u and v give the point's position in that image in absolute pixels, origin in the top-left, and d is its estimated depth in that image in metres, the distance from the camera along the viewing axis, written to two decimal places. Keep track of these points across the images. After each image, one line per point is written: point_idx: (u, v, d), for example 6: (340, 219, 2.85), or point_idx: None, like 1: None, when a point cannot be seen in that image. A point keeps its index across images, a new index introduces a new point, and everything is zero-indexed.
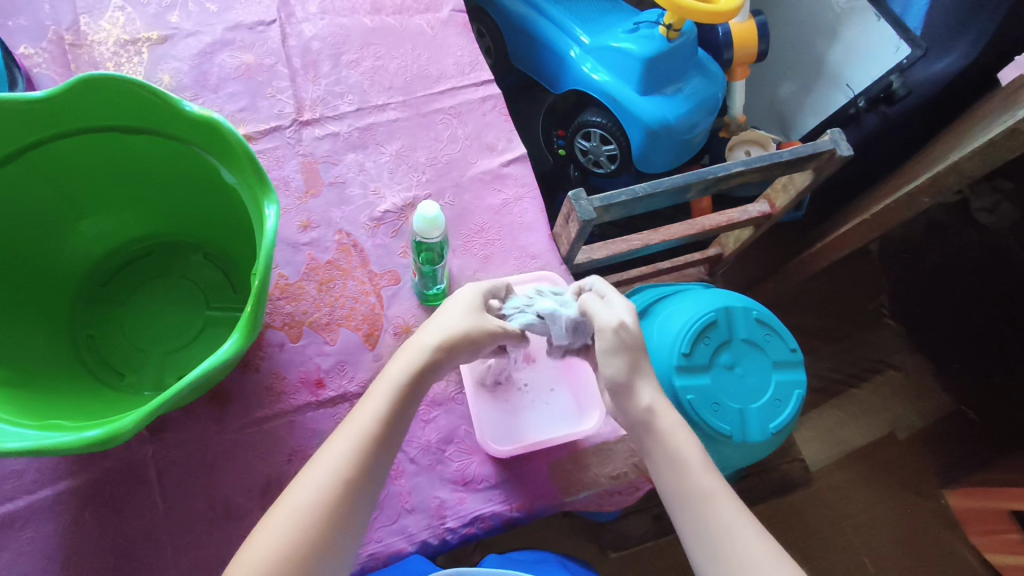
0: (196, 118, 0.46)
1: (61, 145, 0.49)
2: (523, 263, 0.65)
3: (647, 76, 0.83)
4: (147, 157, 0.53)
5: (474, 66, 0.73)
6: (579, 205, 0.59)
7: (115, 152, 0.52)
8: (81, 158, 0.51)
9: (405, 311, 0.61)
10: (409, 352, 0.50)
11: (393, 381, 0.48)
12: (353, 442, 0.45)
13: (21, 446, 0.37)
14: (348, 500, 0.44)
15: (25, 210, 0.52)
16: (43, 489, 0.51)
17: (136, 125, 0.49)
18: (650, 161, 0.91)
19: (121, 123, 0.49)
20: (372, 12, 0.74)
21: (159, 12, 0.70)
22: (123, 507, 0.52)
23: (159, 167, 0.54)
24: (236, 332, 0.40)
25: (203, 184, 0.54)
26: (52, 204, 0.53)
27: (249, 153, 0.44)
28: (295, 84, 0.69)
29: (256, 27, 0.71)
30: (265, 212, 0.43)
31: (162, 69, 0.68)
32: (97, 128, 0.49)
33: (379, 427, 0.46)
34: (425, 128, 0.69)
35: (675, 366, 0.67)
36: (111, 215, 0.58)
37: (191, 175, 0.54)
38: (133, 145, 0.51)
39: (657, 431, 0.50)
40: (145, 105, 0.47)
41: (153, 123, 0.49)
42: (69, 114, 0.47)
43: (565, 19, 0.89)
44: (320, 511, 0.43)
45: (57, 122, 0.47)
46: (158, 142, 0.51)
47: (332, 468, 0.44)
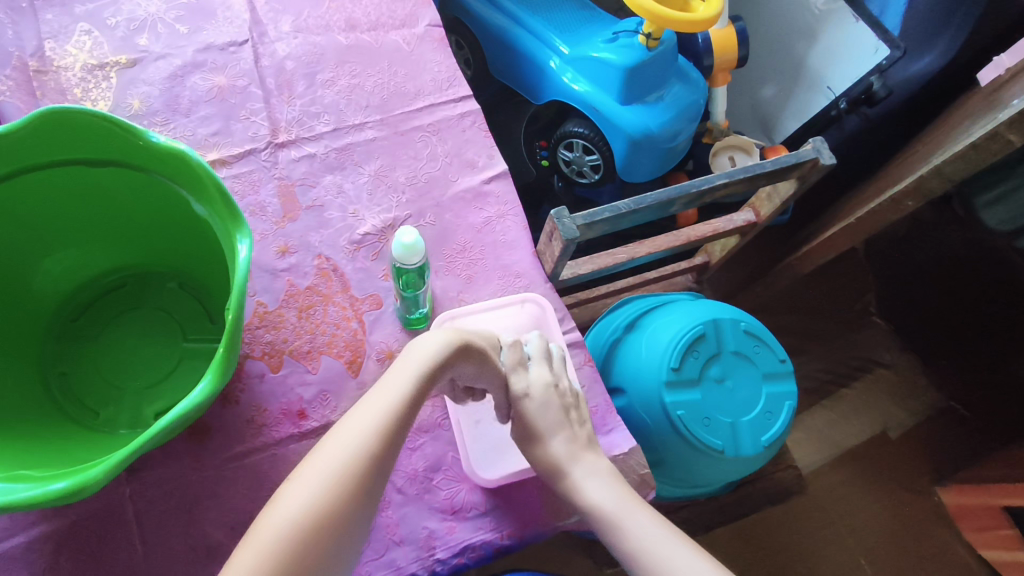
0: (163, 149, 0.44)
1: (26, 182, 0.48)
2: (506, 283, 0.63)
3: (627, 86, 0.82)
4: (114, 189, 0.51)
5: (453, 81, 0.72)
6: (562, 224, 0.58)
7: (81, 184, 0.50)
8: (46, 195, 0.50)
9: (389, 337, 0.60)
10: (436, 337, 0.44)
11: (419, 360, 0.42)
12: (379, 415, 0.39)
13: None
14: (365, 483, 0.37)
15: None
16: (15, 537, 0.49)
17: (104, 160, 0.48)
18: (633, 172, 0.90)
19: (86, 157, 0.47)
20: (347, 29, 0.73)
21: (128, 35, 0.69)
22: (100, 551, 0.50)
23: (129, 200, 0.52)
24: (210, 375, 0.39)
25: (176, 217, 0.53)
26: (17, 242, 0.52)
27: (221, 189, 0.44)
28: (270, 105, 0.68)
29: (228, 48, 0.69)
30: (239, 247, 0.42)
31: (131, 93, 0.66)
32: (62, 164, 0.48)
33: (402, 416, 0.40)
34: (404, 146, 0.68)
35: (664, 382, 0.66)
36: (76, 249, 0.56)
37: (160, 206, 0.52)
38: (100, 178, 0.50)
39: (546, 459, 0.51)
40: (111, 140, 0.45)
41: (118, 156, 0.47)
42: (32, 154, 0.46)
43: (543, 29, 0.88)
44: (334, 488, 0.36)
45: (18, 160, 0.45)
46: (126, 175, 0.49)
47: (341, 439, 0.38)
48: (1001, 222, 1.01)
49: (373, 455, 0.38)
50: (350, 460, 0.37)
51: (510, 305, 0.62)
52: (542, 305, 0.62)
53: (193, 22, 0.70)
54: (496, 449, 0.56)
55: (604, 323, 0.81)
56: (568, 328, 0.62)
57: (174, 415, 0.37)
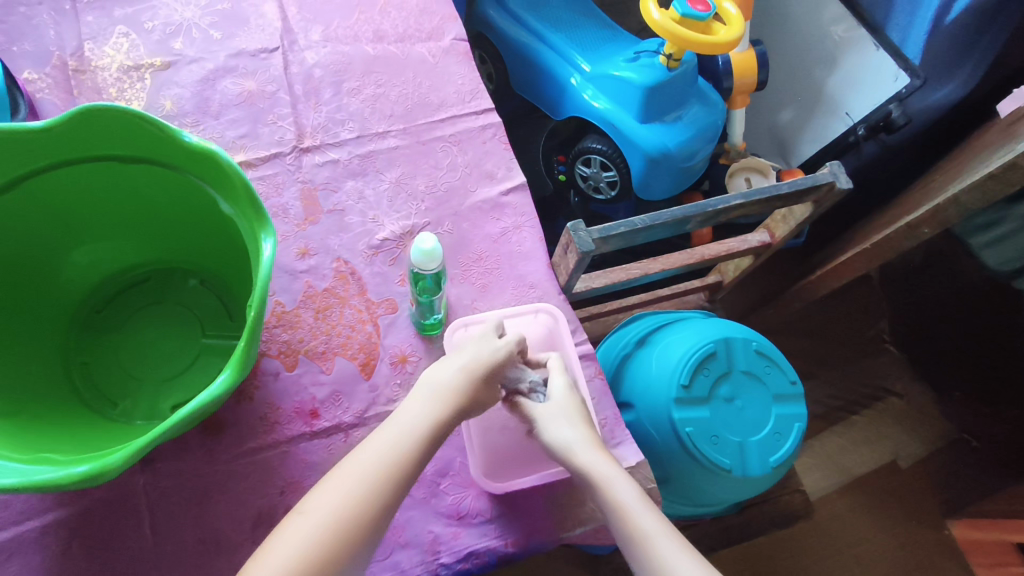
0: (194, 148, 0.46)
1: (63, 174, 0.49)
2: (521, 293, 0.64)
3: (647, 105, 0.83)
4: (144, 187, 0.53)
5: (475, 94, 0.73)
6: (577, 236, 0.58)
7: (112, 180, 0.52)
8: (78, 188, 0.51)
9: (402, 341, 0.61)
10: (435, 394, 0.51)
11: (423, 417, 0.49)
12: (377, 467, 0.45)
13: (9, 482, 0.37)
14: (368, 522, 0.43)
15: (27, 236, 0.52)
16: (31, 521, 0.50)
17: (136, 158, 0.49)
18: (650, 190, 0.90)
19: (119, 153, 0.49)
20: (374, 40, 0.74)
21: (163, 38, 0.71)
22: (111, 539, 0.51)
23: (157, 196, 0.54)
24: (230, 367, 0.40)
25: (203, 215, 0.54)
26: (51, 231, 0.54)
27: (249, 190, 0.45)
28: (296, 111, 0.69)
29: (258, 54, 0.71)
30: (263, 246, 0.43)
31: (164, 95, 0.68)
32: (96, 159, 0.49)
33: (403, 465, 0.46)
34: (425, 155, 0.69)
35: (673, 399, 0.66)
36: (105, 241, 0.58)
37: (187, 203, 0.54)
38: (131, 174, 0.51)
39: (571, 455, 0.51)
40: (144, 138, 0.47)
41: (151, 153, 0.49)
42: (68, 147, 0.47)
43: (565, 45, 0.89)
44: (332, 528, 0.42)
45: (56, 152, 0.47)
46: (156, 172, 0.51)
47: (348, 482, 0.44)
48: (1003, 262, 0.95)
49: (380, 497, 0.44)
50: (349, 504, 0.43)
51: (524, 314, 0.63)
52: (554, 315, 0.63)
53: (226, 28, 0.72)
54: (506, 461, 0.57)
55: (616, 337, 0.82)
56: (580, 339, 0.63)
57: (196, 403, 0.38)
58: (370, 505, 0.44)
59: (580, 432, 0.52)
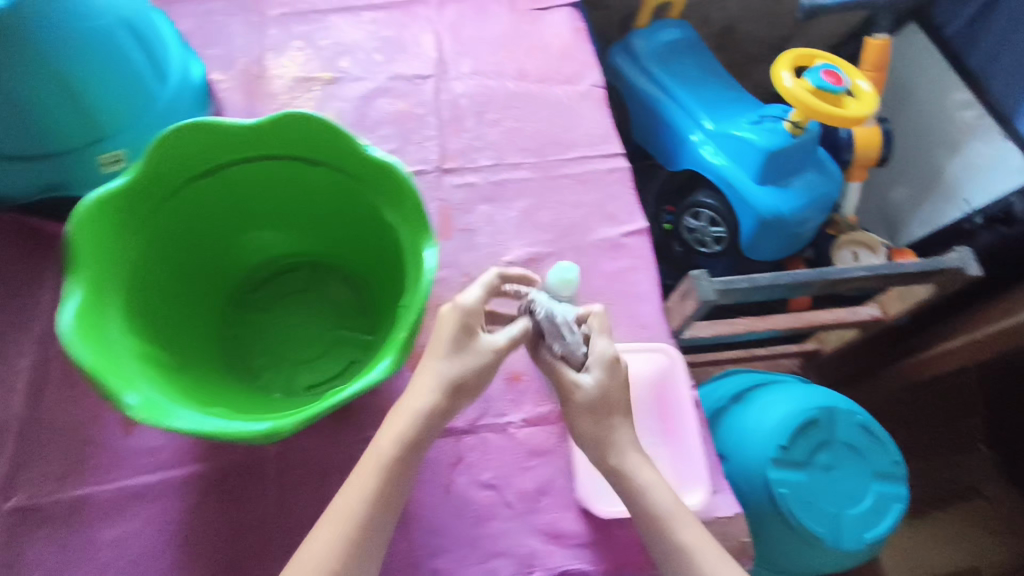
0: (375, 161, 0.52)
1: (254, 165, 0.56)
2: (632, 330, 0.67)
3: (766, 167, 0.85)
4: (316, 187, 0.58)
5: (606, 139, 0.76)
6: (699, 284, 0.60)
7: (291, 176, 0.57)
8: (263, 181, 0.58)
9: (520, 361, 0.65)
10: (412, 401, 0.49)
11: (402, 430, 0.48)
12: (370, 483, 0.47)
13: (192, 427, 0.41)
14: (369, 533, 0.46)
15: (209, 215, 0.58)
16: (174, 469, 0.58)
17: (318, 160, 0.55)
18: (756, 250, 0.90)
19: (306, 156, 0.55)
20: (517, 78, 0.79)
21: (332, 57, 0.78)
22: (239, 497, 0.57)
23: (326, 198, 0.59)
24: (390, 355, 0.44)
25: (359, 219, 0.59)
26: (231, 215, 0.60)
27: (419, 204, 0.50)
28: (442, 134, 0.75)
29: (413, 79, 0.77)
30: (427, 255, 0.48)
31: (328, 107, 0.75)
32: (285, 158, 0.56)
33: (386, 480, 0.47)
34: (552, 191, 0.72)
35: (771, 458, 0.66)
36: (273, 233, 0.64)
37: (352, 208, 0.59)
38: (309, 175, 0.57)
39: (631, 481, 0.51)
40: (332, 145, 0.53)
41: (333, 160, 0.54)
42: (267, 141, 0.53)
43: (690, 102, 0.92)
44: (346, 538, 0.45)
45: (256, 144, 0.53)
46: (331, 176, 0.56)
47: (358, 495, 0.46)
48: None
49: (370, 513, 0.46)
50: (355, 517, 0.46)
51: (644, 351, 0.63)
52: (670, 355, 0.61)
53: (388, 53, 0.79)
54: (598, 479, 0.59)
55: (709, 388, 0.82)
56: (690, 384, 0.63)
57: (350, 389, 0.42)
58: (370, 517, 0.46)
59: (620, 436, 0.52)
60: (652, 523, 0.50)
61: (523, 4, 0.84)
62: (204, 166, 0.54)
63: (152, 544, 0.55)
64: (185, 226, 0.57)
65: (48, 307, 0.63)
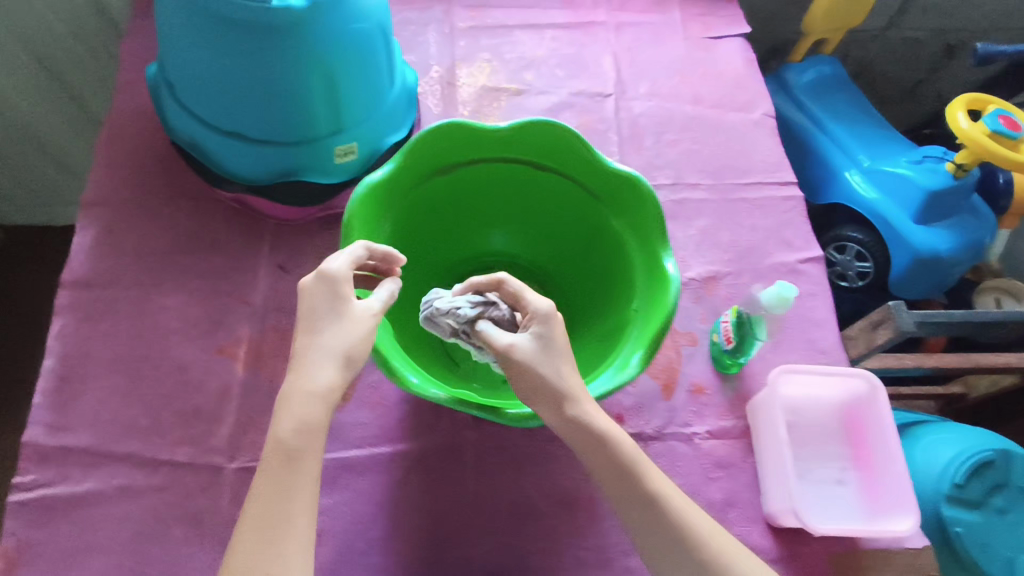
0: (613, 173, 0.57)
1: (489, 169, 0.61)
2: (812, 355, 0.68)
3: (926, 208, 0.86)
4: (532, 193, 0.64)
5: (780, 166, 0.79)
6: (899, 316, 0.62)
7: (512, 182, 0.63)
8: (495, 184, 0.63)
9: (700, 373, 0.66)
10: (306, 367, 0.44)
11: (302, 403, 0.43)
12: (293, 460, 0.42)
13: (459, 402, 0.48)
14: (305, 519, 0.41)
15: (433, 214, 0.63)
16: (381, 445, 0.61)
17: (546, 166, 0.60)
18: (905, 289, 0.90)
19: (545, 164, 0.60)
20: (693, 102, 0.82)
21: (518, 70, 0.82)
22: (442, 480, 0.59)
23: (550, 207, 0.64)
24: (640, 350, 0.50)
25: (568, 224, 0.64)
26: (459, 218, 0.65)
27: (657, 210, 0.56)
28: (622, 151, 0.78)
29: (595, 97, 0.81)
30: (668, 261, 0.53)
31: (515, 116, 0.79)
32: (525, 164, 0.61)
33: (303, 463, 0.42)
34: (731, 214, 0.75)
35: (945, 495, 0.66)
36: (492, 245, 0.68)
37: (575, 219, 0.63)
38: (541, 182, 0.62)
39: (606, 441, 0.47)
40: (567, 152, 0.59)
41: (571, 169, 0.60)
42: (510, 146, 0.59)
43: (845, 138, 0.94)
44: (284, 522, 0.40)
45: (500, 147, 0.59)
46: (555, 183, 0.62)
47: (287, 471, 0.41)
48: None
49: (304, 497, 0.41)
50: (292, 499, 0.41)
51: (837, 376, 0.61)
52: (874, 386, 0.60)
53: (570, 70, 0.83)
54: (806, 497, 0.58)
55: None
56: None
57: (601, 383, 0.49)
58: (296, 498, 0.41)
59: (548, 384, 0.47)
60: (625, 473, 0.47)
61: (696, 32, 0.87)
62: (454, 161, 0.59)
63: (361, 515, 0.58)
64: (416, 220, 0.61)
65: (263, 283, 0.67)
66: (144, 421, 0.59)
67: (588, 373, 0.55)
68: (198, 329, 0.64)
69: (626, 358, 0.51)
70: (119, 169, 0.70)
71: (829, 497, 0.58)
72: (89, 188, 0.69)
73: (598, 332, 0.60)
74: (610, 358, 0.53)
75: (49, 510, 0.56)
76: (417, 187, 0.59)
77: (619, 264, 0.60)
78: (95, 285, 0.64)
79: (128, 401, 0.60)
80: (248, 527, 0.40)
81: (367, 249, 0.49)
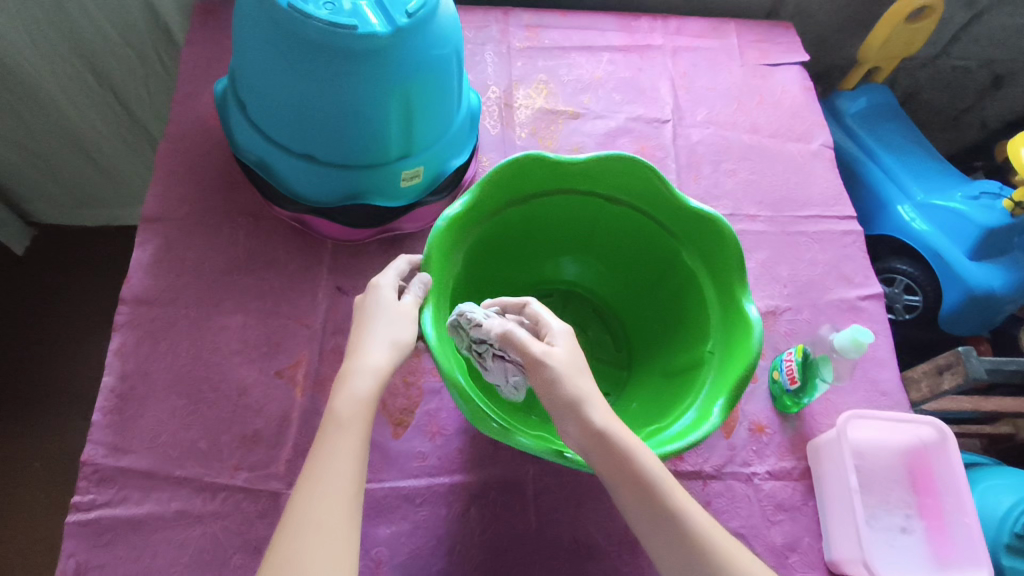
0: (692, 214, 0.56)
1: (561, 200, 0.61)
2: (872, 397, 0.67)
3: (981, 245, 0.85)
4: (603, 221, 0.63)
5: (839, 200, 0.78)
6: (970, 362, 0.63)
7: (583, 211, 0.62)
8: (563, 212, 0.62)
9: (760, 411, 0.65)
10: (359, 356, 0.45)
11: (354, 388, 0.44)
12: (342, 446, 0.41)
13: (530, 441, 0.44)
14: (349, 506, 0.39)
15: (502, 244, 0.63)
16: (440, 476, 0.60)
17: (619, 196, 0.60)
18: (954, 325, 0.89)
19: (619, 197, 0.60)
20: (751, 131, 0.81)
21: (575, 92, 0.81)
22: (502, 514, 0.59)
23: (617, 235, 0.64)
24: (721, 398, 0.48)
25: (637, 253, 0.64)
26: (522, 241, 0.65)
27: (737, 249, 0.54)
28: (680, 179, 0.77)
29: (653, 123, 0.80)
30: (748, 305, 0.52)
31: (572, 141, 0.78)
32: (598, 195, 0.60)
33: (353, 447, 0.41)
34: (790, 247, 0.74)
35: (1004, 545, 0.65)
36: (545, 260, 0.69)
37: (641, 248, 0.63)
38: (611, 212, 0.62)
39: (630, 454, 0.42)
40: (641, 185, 0.58)
41: (644, 204, 0.59)
42: (585, 178, 0.58)
43: (897, 170, 0.93)
44: (329, 505, 0.39)
45: (576, 179, 0.58)
46: (624, 215, 0.62)
47: (333, 457, 0.41)
48: None
49: (351, 482, 0.40)
50: (337, 485, 0.39)
51: (904, 425, 0.61)
52: (944, 434, 0.60)
53: (627, 94, 0.82)
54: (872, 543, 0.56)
55: None
56: None
57: (675, 429, 0.49)
58: (343, 484, 0.40)
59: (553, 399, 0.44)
60: (650, 491, 0.42)
61: (753, 59, 0.87)
62: (528, 192, 0.59)
63: (420, 548, 0.57)
64: (485, 252, 0.62)
65: (324, 306, 0.67)
66: (203, 443, 0.59)
67: (657, 410, 0.55)
68: (258, 351, 0.64)
69: (703, 405, 0.50)
70: (178, 186, 0.71)
71: (894, 545, 0.57)
72: (148, 204, 0.69)
73: (668, 368, 0.60)
74: (684, 402, 0.52)
75: (106, 533, 0.55)
76: (490, 218, 0.58)
77: (692, 299, 0.59)
78: (156, 303, 0.64)
79: (187, 423, 0.60)
80: (288, 514, 0.39)
81: (411, 266, 0.53)
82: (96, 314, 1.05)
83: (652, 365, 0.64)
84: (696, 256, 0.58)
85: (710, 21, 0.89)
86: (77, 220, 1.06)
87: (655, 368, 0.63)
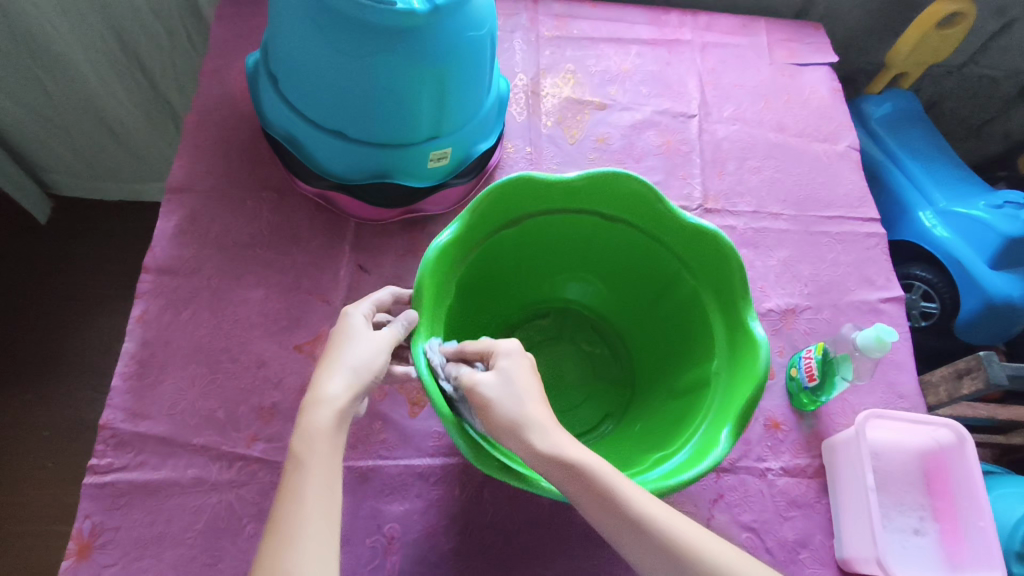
0: (691, 230, 0.56)
1: (559, 220, 0.60)
2: (890, 399, 0.67)
3: (1003, 254, 0.85)
4: (598, 238, 0.62)
5: (863, 202, 0.78)
6: (991, 368, 0.63)
7: (579, 230, 0.62)
8: (558, 233, 0.62)
9: (776, 408, 0.65)
10: (326, 372, 0.44)
11: (319, 403, 0.42)
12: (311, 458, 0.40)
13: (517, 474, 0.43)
14: (323, 515, 0.38)
15: (504, 263, 0.63)
16: (455, 457, 0.60)
17: (614, 213, 0.59)
18: (971, 334, 0.89)
19: (614, 215, 0.59)
20: (777, 130, 0.81)
21: (602, 83, 0.81)
22: (516, 496, 0.59)
23: (612, 252, 0.64)
24: (727, 425, 0.47)
25: (635, 268, 0.64)
26: (522, 262, 0.65)
27: (738, 266, 0.54)
28: (704, 174, 0.77)
29: (679, 117, 0.80)
30: (755, 325, 0.51)
31: (598, 131, 0.78)
32: (592, 214, 0.60)
33: (323, 460, 0.40)
34: (812, 246, 0.74)
35: (1015, 553, 0.65)
36: (542, 280, 0.70)
37: (638, 263, 0.63)
38: (606, 230, 0.61)
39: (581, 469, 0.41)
40: (636, 201, 0.57)
41: (641, 221, 0.59)
42: (581, 198, 0.58)
43: (921, 176, 0.93)
44: (304, 518, 0.37)
45: (572, 199, 0.58)
46: (619, 232, 0.61)
47: (304, 471, 0.39)
48: None
49: (324, 493, 0.39)
50: (311, 497, 0.38)
51: (920, 428, 0.61)
52: (962, 438, 0.59)
53: (654, 88, 0.82)
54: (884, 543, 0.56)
55: None
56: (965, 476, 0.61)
57: (675, 461, 0.48)
58: (315, 496, 0.38)
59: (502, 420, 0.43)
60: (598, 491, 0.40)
61: (782, 58, 0.87)
62: (526, 213, 0.58)
63: (433, 526, 0.57)
64: (488, 271, 0.62)
65: (344, 283, 0.67)
66: (221, 413, 0.59)
67: (660, 430, 0.56)
68: (277, 325, 0.64)
69: (709, 432, 0.49)
70: (204, 158, 0.71)
71: (905, 547, 0.57)
72: (174, 174, 0.70)
73: (671, 390, 0.60)
74: (686, 432, 0.51)
75: (122, 497, 0.55)
76: (494, 235, 0.58)
77: (696, 322, 0.59)
78: (178, 273, 0.65)
79: (205, 392, 0.60)
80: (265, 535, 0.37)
81: (392, 293, 0.52)
82: (113, 286, 1.06)
83: (658, 388, 0.63)
84: (699, 277, 0.58)
85: (740, 19, 0.89)
86: (95, 192, 1.07)
87: (660, 386, 0.63)
